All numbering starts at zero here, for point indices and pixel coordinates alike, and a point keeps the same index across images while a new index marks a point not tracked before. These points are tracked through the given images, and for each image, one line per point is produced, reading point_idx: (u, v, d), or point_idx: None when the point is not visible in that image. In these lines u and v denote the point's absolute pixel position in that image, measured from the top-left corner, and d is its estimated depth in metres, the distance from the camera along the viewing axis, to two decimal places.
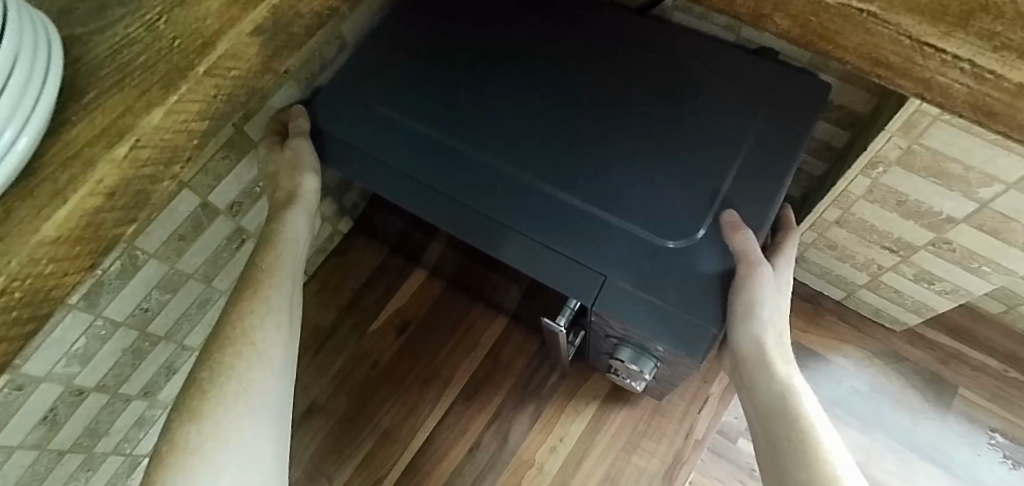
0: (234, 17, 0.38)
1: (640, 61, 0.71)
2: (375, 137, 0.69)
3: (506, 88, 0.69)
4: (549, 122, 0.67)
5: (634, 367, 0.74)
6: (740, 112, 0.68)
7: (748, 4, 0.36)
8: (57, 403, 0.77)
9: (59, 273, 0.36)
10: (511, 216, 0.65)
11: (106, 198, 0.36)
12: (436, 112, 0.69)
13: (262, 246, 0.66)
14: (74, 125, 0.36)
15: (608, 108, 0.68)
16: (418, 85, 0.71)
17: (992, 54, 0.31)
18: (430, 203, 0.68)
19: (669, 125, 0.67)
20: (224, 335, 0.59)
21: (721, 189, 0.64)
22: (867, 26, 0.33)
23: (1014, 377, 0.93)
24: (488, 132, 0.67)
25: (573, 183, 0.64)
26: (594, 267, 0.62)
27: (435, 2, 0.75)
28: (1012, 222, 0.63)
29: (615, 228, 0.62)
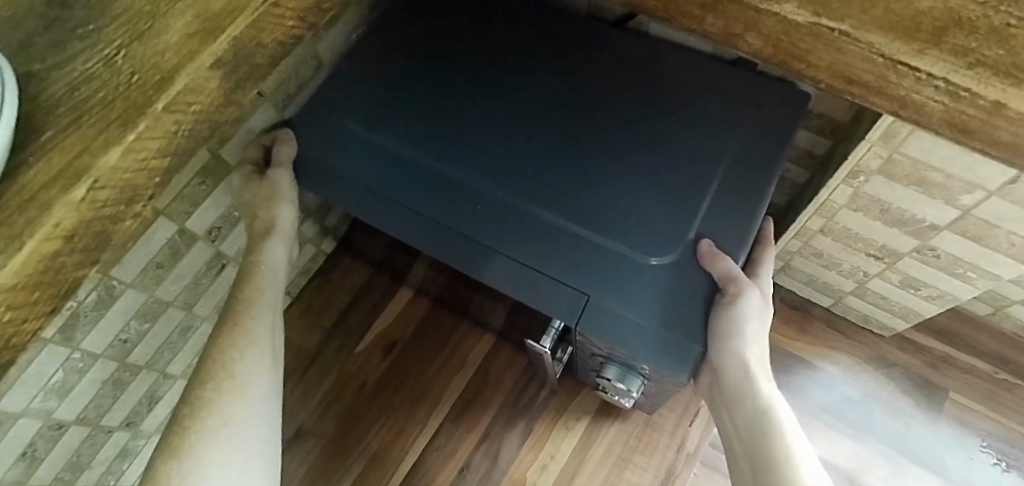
0: (193, 50, 0.37)
1: (617, 77, 0.70)
2: (349, 159, 0.68)
3: (483, 106, 0.68)
4: (528, 139, 0.66)
5: (622, 385, 0.72)
6: (721, 125, 0.67)
7: (718, 24, 0.35)
8: (36, 439, 0.75)
9: (18, 320, 0.35)
10: (492, 237, 0.63)
11: (66, 241, 0.35)
12: (412, 132, 0.68)
13: (242, 277, 0.64)
14: (30, 167, 0.34)
15: (586, 123, 0.67)
16: (397, 103, 0.69)
17: (966, 71, 0.30)
18: (408, 225, 0.66)
19: (649, 138, 0.66)
20: (203, 370, 0.59)
21: (703, 204, 0.63)
22: (839, 45, 0.32)
23: (1003, 379, 0.93)
24: (465, 151, 0.66)
25: (552, 200, 0.63)
26: (578, 286, 0.60)
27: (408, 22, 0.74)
28: (995, 228, 0.63)
29: (597, 246, 0.61)
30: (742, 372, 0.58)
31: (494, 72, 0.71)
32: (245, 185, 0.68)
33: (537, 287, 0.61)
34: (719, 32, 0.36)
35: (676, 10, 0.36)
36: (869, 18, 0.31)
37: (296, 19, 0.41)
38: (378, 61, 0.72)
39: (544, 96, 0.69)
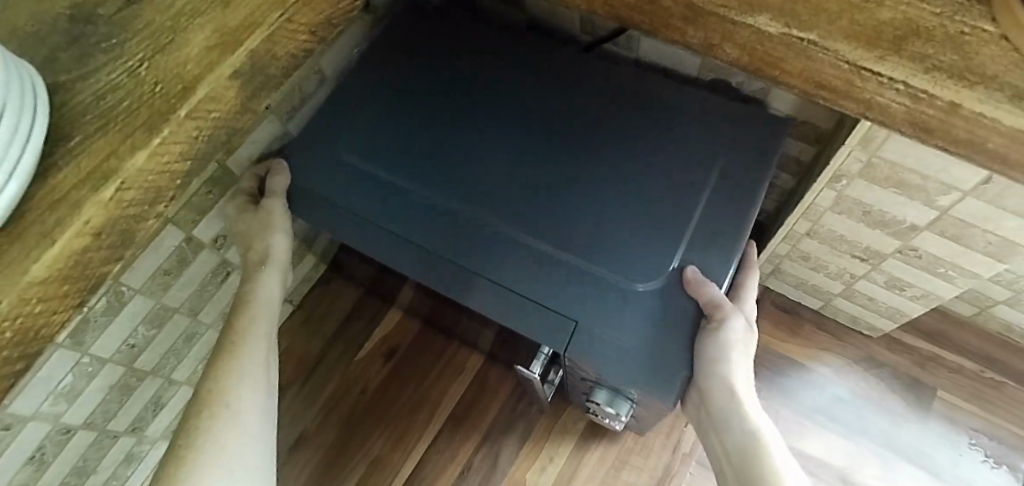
0: (214, 62, 0.40)
1: (606, 101, 0.74)
2: (346, 188, 0.72)
3: (474, 134, 0.72)
4: (515, 166, 0.70)
5: (611, 410, 0.74)
6: (702, 152, 0.70)
7: (699, 35, 0.38)
8: (45, 442, 0.77)
9: (48, 312, 0.37)
10: (484, 266, 0.66)
11: (94, 238, 0.38)
12: (405, 161, 0.71)
13: (237, 308, 0.67)
14: (61, 169, 0.37)
15: (572, 149, 0.71)
16: (396, 130, 0.74)
17: (924, 75, 0.33)
18: (401, 252, 0.69)
19: (632, 165, 0.70)
20: (201, 397, 0.60)
21: (687, 231, 0.66)
22: (808, 53, 0.35)
23: (989, 377, 0.96)
24: (454, 180, 0.70)
25: (541, 229, 0.66)
26: (565, 312, 0.63)
27: (406, 53, 0.78)
28: (971, 228, 0.66)
29: (581, 272, 0.64)
30: (731, 396, 0.60)
31: (485, 101, 0.75)
32: (240, 213, 0.74)
33: (525, 314, 0.64)
34: (700, 44, 0.39)
35: (660, 23, 0.39)
36: (835, 29, 0.34)
37: (307, 33, 0.44)
38: (376, 90, 0.76)
39: (538, 122, 0.73)
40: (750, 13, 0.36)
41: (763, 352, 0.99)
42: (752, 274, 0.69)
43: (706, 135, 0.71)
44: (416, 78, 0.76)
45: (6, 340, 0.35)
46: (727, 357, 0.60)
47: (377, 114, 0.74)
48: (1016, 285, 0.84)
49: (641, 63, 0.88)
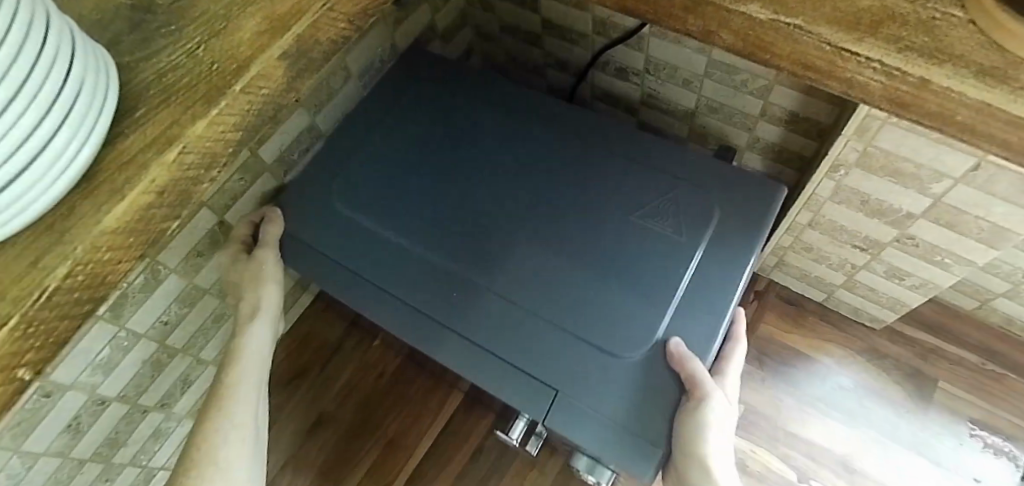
0: (265, 44, 0.45)
1: (595, 154, 0.80)
2: (347, 244, 0.79)
3: (470, 195, 0.79)
4: (506, 227, 0.76)
5: (591, 476, 0.78)
6: (689, 218, 0.74)
7: (698, 23, 0.42)
8: (81, 412, 0.82)
9: (115, 260, 0.42)
10: (463, 324, 0.73)
11: (157, 196, 0.43)
12: (405, 221, 0.78)
13: (228, 362, 0.70)
14: (128, 136, 0.43)
15: (562, 207, 0.77)
16: (399, 191, 0.81)
17: (898, 54, 0.37)
18: (398, 312, 0.76)
19: (615, 228, 0.74)
20: (188, 459, 0.64)
21: (670, 303, 0.69)
22: (794, 36, 0.39)
23: (990, 369, 0.98)
24: (445, 240, 0.76)
25: (526, 297, 0.72)
26: (549, 382, 0.69)
27: (415, 108, 0.86)
28: (965, 215, 0.69)
29: (561, 339, 0.69)
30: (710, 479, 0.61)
31: (483, 158, 0.81)
32: (234, 262, 0.80)
33: (507, 377, 0.71)
34: (699, 31, 0.43)
35: (662, 14, 0.44)
36: (818, 16, 0.38)
37: (346, 21, 0.49)
38: (386, 144, 0.84)
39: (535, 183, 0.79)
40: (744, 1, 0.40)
41: (768, 342, 1.02)
42: (737, 351, 0.74)
43: (695, 202, 0.75)
44: (422, 126, 0.85)
45: (79, 282, 0.40)
46: (705, 437, 0.62)
47: (385, 164, 0.82)
48: (1014, 277, 0.87)
49: (650, 62, 0.92)
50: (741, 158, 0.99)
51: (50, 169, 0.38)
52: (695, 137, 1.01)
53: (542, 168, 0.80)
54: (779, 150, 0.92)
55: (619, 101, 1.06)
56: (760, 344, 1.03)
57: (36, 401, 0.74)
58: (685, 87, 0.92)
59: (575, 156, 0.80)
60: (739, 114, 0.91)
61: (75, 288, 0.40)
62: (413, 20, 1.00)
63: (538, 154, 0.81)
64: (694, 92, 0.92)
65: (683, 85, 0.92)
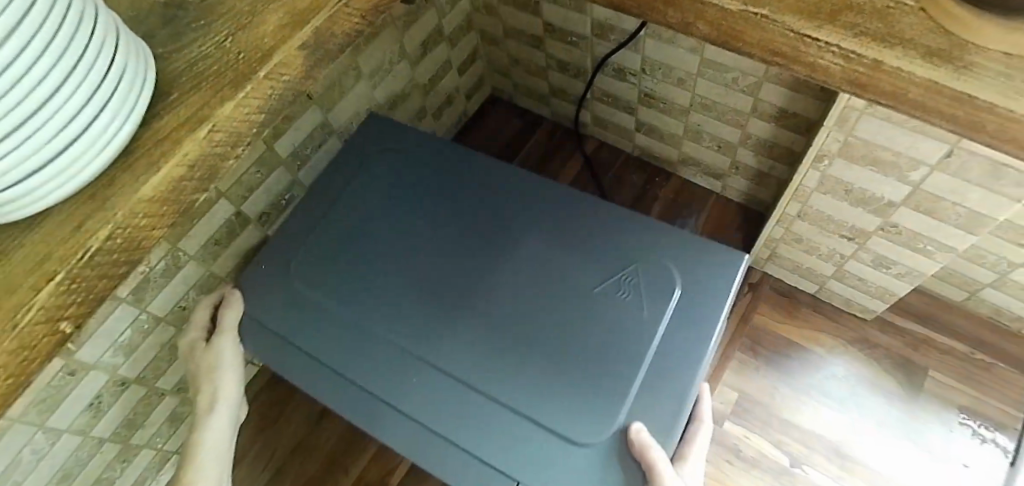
0: (286, 35, 0.50)
1: (545, 219, 0.81)
2: (299, 323, 0.80)
3: (422, 268, 0.80)
4: (456, 303, 0.77)
5: None
6: (639, 291, 0.74)
7: (677, 16, 0.47)
8: (102, 391, 0.86)
9: (149, 226, 0.47)
10: (416, 407, 0.73)
11: (188, 169, 0.47)
12: (357, 299, 0.79)
13: (184, 461, 0.71)
14: (163, 117, 0.48)
15: (513, 278, 0.77)
16: (354, 264, 0.82)
17: (854, 39, 0.41)
18: (353, 395, 0.76)
19: (565, 304, 0.74)
20: None
21: (625, 389, 0.69)
22: (762, 25, 0.43)
23: (979, 358, 1.01)
24: (397, 320, 0.77)
25: (480, 380, 0.72)
26: (508, 471, 0.68)
27: (369, 175, 0.87)
28: (942, 201, 0.72)
29: (515, 427, 0.70)
30: None
31: (436, 229, 0.82)
32: (191, 351, 0.78)
33: (461, 464, 0.71)
34: (678, 23, 0.47)
35: (644, 7, 0.48)
36: (783, 6, 0.43)
37: (359, 17, 0.53)
38: (338, 213, 0.85)
39: (497, 254, 0.79)
40: None
41: (762, 334, 1.06)
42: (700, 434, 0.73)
43: (658, 270, 0.75)
44: (375, 194, 0.86)
45: (119, 245, 0.45)
46: None
47: (338, 234, 0.84)
48: (997, 267, 0.90)
49: (646, 63, 0.97)
50: (735, 155, 1.03)
51: (93, 144, 0.43)
52: (690, 135, 1.05)
53: (504, 230, 0.80)
54: (770, 146, 0.96)
55: (618, 101, 1.11)
56: (754, 334, 1.06)
57: (61, 378, 0.79)
58: (679, 86, 0.97)
59: (530, 222, 0.80)
60: (730, 112, 0.95)
61: (115, 250, 0.45)
62: (420, 24, 1.05)
63: (497, 218, 0.82)
64: (688, 91, 0.96)
65: (678, 85, 0.97)
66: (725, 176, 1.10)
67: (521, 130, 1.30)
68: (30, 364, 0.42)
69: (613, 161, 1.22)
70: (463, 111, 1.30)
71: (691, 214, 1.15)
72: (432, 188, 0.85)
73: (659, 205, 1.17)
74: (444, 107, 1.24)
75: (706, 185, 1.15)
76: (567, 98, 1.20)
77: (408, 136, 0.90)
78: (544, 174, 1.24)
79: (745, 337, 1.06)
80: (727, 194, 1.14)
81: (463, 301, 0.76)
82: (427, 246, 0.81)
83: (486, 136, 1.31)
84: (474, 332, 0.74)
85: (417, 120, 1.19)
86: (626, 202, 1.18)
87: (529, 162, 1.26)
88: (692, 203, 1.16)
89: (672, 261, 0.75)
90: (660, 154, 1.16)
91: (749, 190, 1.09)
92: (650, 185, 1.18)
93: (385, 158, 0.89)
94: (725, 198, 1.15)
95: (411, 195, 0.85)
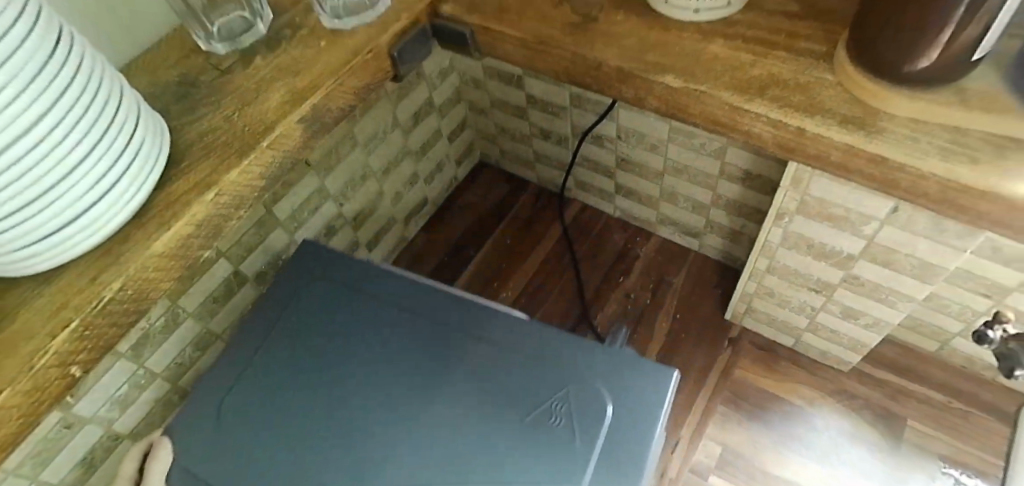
0: (287, 110, 0.56)
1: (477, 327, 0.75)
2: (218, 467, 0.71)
3: (350, 390, 0.72)
4: (386, 430, 0.69)
5: None
6: (577, 403, 0.68)
7: (630, 92, 0.54)
8: (95, 446, 0.87)
9: (157, 279, 0.52)
10: None
11: (195, 228, 0.52)
12: (281, 431, 0.71)
13: None
14: (175, 181, 0.54)
15: (448, 398, 0.70)
16: (277, 388, 0.74)
17: (780, 110, 0.47)
18: None
19: (503, 428, 0.68)
20: None
21: None
22: (702, 99, 0.50)
23: (956, 407, 1.03)
24: (323, 456, 0.69)
25: None
26: None
27: (293, 286, 0.82)
28: (896, 253, 0.77)
29: None
30: None
31: (364, 346, 0.76)
32: None
33: None
34: (632, 98, 0.54)
35: (601, 83, 0.55)
36: (719, 83, 0.50)
37: (353, 94, 0.60)
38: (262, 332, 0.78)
39: (427, 392, 0.71)
40: (662, 73, 0.51)
41: (742, 387, 1.09)
42: None
43: (590, 397, 0.68)
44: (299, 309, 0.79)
45: (129, 295, 0.50)
46: None
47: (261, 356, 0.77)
48: (962, 316, 0.94)
49: (621, 130, 1.04)
50: (708, 214, 1.09)
51: (111, 205, 0.49)
52: (666, 196, 1.12)
53: (433, 362, 0.73)
54: (740, 206, 1.02)
55: (598, 166, 1.18)
56: (735, 387, 1.09)
57: (57, 431, 0.81)
58: (653, 151, 1.04)
59: (461, 352, 0.73)
60: (701, 174, 1.01)
61: (125, 300, 0.50)
62: (412, 97, 1.13)
63: (427, 350, 0.74)
64: (660, 155, 1.03)
65: (651, 150, 1.04)
66: (701, 235, 1.15)
67: (508, 193, 1.37)
68: (40, 405, 0.46)
69: (596, 221, 1.28)
70: (453, 176, 1.37)
71: (671, 271, 1.20)
72: (358, 319, 0.78)
73: (641, 263, 1.22)
74: (435, 173, 1.31)
75: (685, 243, 1.21)
76: (550, 163, 1.27)
77: (333, 262, 0.84)
78: (530, 235, 1.30)
79: (726, 390, 1.09)
80: (705, 252, 1.19)
81: (387, 447, 0.68)
82: (352, 379, 0.73)
83: (475, 199, 1.38)
84: (400, 484, 0.66)
85: (409, 185, 1.25)
86: (609, 260, 1.23)
87: (516, 223, 1.32)
88: (672, 260, 1.21)
89: (604, 384, 0.69)
90: (639, 215, 1.22)
91: (725, 247, 1.14)
92: (632, 244, 1.24)
93: (309, 289, 0.81)
94: (703, 255, 1.20)
95: (339, 327, 0.78)
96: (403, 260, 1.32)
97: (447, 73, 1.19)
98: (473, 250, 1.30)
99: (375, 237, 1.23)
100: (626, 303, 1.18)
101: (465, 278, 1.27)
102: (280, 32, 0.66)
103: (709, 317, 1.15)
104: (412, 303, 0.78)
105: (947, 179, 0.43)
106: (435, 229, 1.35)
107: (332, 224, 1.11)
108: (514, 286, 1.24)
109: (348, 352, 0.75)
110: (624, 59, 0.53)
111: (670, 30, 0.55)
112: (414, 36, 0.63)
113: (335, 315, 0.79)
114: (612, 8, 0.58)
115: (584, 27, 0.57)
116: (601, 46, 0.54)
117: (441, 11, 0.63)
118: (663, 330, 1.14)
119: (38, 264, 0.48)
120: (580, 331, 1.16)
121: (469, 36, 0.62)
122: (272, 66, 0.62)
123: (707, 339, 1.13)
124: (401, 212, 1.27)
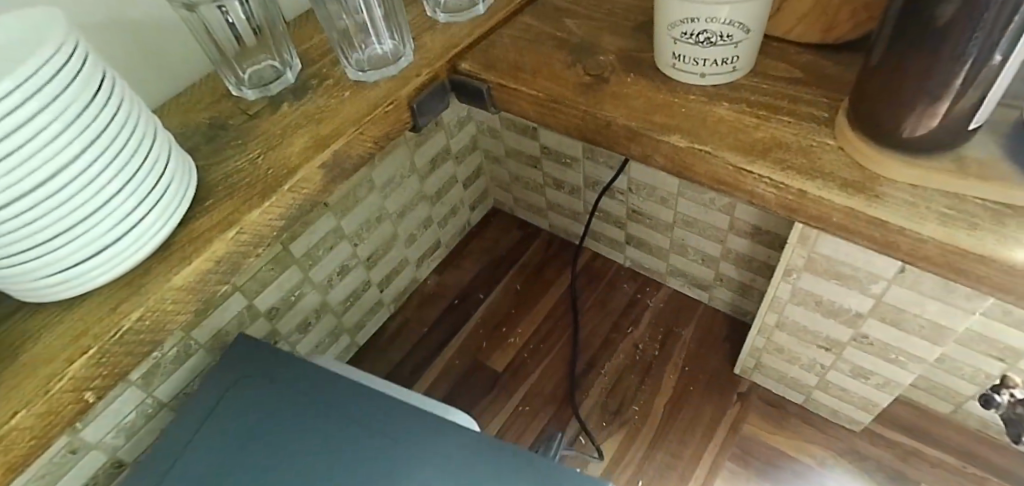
0: (310, 156, 0.59)
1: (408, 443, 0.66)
2: None
3: None
4: None
5: None
6: None
7: (638, 149, 0.56)
8: (98, 473, 0.88)
9: (175, 311, 0.53)
10: None
11: (214, 264, 0.54)
12: None
13: None
14: (200, 219, 0.56)
15: None
16: None
17: (782, 172, 0.49)
18: None
19: None
20: None
21: None
22: (706, 159, 0.52)
23: (972, 473, 1.00)
24: None
25: None
26: None
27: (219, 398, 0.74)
28: (906, 313, 0.77)
29: None
30: None
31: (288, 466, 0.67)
32: None
33: None
34: (639, 155, 0.56)
35: (610, 141, 0.58)
36: (722, 145, 0.52)
37: (372, 142, 0.63)
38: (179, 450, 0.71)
39: None
40: (668, 134, 0.53)
41: (752, 444, 1.06)
42: None
43: None
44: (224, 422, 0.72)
45: (147, 326, 0.51)
46: None
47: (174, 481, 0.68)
48: (976, 379, 0.93)
49: (632, 183, 1.06)
50: (718, 267, 1.09)
51: (138, 238, 0.51)
52: (676, 248, 1.13)
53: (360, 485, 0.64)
54: (750, 260, 1.03)
55: (609, 216, 1.20)
56: (744, 443, 1.06)
57: (63, 456, 0.81)
58: (663, 204, 1.06)
59: (396, 469, 0.65)
60: (710, 227, 1.02)
61: (143, 330, 0.51)
62: (430, 144, 1.17)
63: (356, 469, 0.65)
64: (670, 208, 1.05)
65: (661, 203, 1.06)
66: (711, 287, 1.15)
67: (520, 239, 1.39)
68: (52, 427, 0.48)
69: (606, 270, 1.29)
70: (467, 221, 1.40)
71: (680, 322, 1.19)
72: (288, 429, 0.70)
73: (650, 313, 1.22)
74: (449, 217, 1.34)
75: (694, 295, 1.21)
76: (562, 211, 1.29)
77: (270, 362, 0.77)
78: (540, 282, 1.31)
79: (735, 446, 1.06)
80: (715, 304, 1.19)
81: None
82: None
83: (488, 244, 1.40)
84: None
85: (423, 228, 1.28)
86: (618, 309, 1.23)
87: (526, 269, 1.33)
88: (681, 311, 1.21)
89: None
90: (649, 265, 1.23)
91: (734, 300, 1.14)
92: (642, 294, 1.24)
93: (239, 390, 0.75)
94: (713, 308, 1.20)
95: (267, 432, 0.70)
96: (414, 301, 1.33)
97: (464, 122, 1.23)
98: (483, 294, 1.31)
99: (387, 278, 1.25)
100: (634, 353, 1.17)
101: (474, 321, 1.28)
102: (308, 81, 0.70)
103: (719, 370, 1.13)
104: (343, 412, 0.70)
105: (946, 243, 0.44)
106: (446, 272, 1.36)
107: (346, 263, 1.13)
108: (522, 332, 1.24)
109: (291, 443, 0.69)
110: (632, 118, 0.55)
111: (678, 92, 0.57)
112: (433, 90, 0.67)
113: (265, 424, 0.71)
114: (622, 69, 0.61)
115: (595, 87, 0.59)
116: (611, 105, 0.57)
117: (460, 67, 0.67)
118: (671, 381, 1.13)
119: (67, 291, 0.51)
120: (587, 379, 1.15)
121: (485, 91, 0.65)
122: (298, 113, 0.66)
123: (717, 393, 1.11)
124: (414, 253, 1.29)
